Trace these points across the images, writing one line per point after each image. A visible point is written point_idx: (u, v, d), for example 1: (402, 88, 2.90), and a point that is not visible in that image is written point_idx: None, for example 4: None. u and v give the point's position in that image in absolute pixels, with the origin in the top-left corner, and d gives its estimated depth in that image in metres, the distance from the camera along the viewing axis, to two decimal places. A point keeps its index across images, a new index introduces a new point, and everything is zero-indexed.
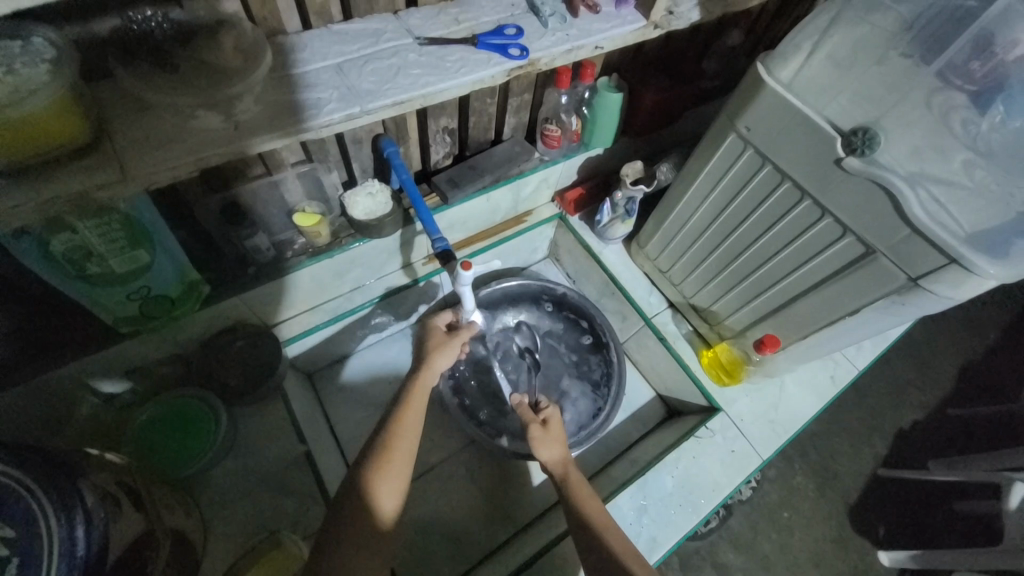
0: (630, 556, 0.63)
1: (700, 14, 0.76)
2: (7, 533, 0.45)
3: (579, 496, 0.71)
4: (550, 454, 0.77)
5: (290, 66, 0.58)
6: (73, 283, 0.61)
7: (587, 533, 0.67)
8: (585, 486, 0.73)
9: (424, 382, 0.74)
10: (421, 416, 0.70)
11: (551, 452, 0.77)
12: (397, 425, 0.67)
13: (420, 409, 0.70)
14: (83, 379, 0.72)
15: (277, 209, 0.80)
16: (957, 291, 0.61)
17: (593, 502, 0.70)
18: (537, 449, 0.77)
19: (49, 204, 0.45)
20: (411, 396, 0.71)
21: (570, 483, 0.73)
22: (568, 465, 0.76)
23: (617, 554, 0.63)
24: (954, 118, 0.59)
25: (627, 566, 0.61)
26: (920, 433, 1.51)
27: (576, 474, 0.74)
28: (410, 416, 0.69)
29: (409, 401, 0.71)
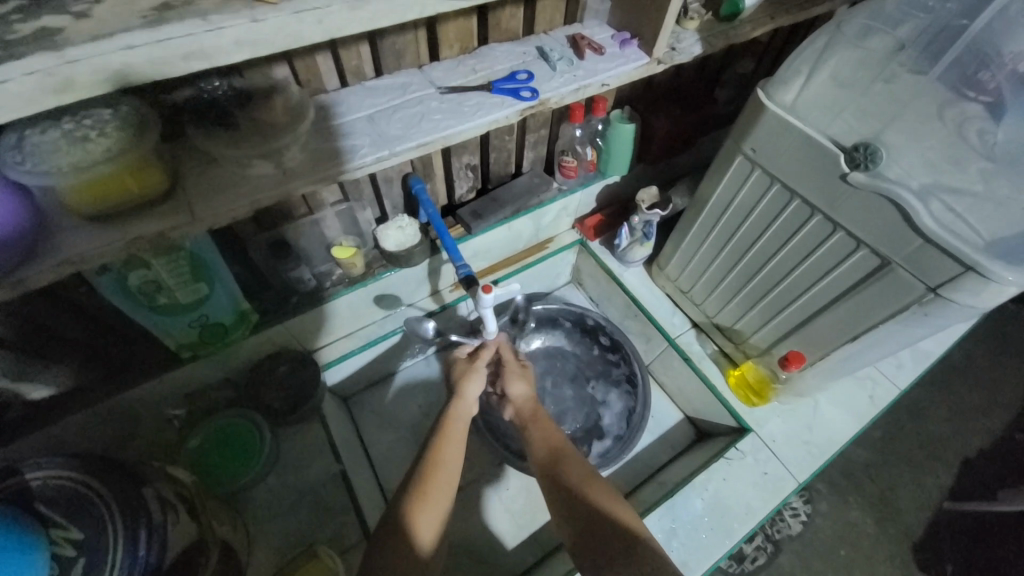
0: (589, 484, 0.66)
1: (702, 48, 0.80)
2: (76, 535, 0.55)
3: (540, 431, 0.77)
4: (519, 392, 0.84)
5: (330, 118, 0.66)
6: (145, 313, 0.69)
7: (550, 456, 0.72)
8: (548, 419, 0.79)
9: (461, 411, 0.78)
10: (461, 447, 0.72)
11: (520, 389, 0.85)
12: (436, 453, 0.69)
13: (459, 433, 0.74)
14: (148, 402, 0.81)
15: (317, 243, 0.88)
16: (979, 298, 0.60)
17: (552, 432, 0.76)
18: (508, 387, 0.85)
19: (133, 243, 0.54)
20: (450, 423, 0.75)
21: (537, 416, 0.81)
22: (535, 402, 0.83)
23: (574, 483, 0.67)
24: (970, 130, 0.60)
25: (586, 492, 0.65)
26: (986, 462, 1.40)
27: (543, 412, 0.81)
28: (453, 444, 0.71)
29: (446, 428, 0.74)
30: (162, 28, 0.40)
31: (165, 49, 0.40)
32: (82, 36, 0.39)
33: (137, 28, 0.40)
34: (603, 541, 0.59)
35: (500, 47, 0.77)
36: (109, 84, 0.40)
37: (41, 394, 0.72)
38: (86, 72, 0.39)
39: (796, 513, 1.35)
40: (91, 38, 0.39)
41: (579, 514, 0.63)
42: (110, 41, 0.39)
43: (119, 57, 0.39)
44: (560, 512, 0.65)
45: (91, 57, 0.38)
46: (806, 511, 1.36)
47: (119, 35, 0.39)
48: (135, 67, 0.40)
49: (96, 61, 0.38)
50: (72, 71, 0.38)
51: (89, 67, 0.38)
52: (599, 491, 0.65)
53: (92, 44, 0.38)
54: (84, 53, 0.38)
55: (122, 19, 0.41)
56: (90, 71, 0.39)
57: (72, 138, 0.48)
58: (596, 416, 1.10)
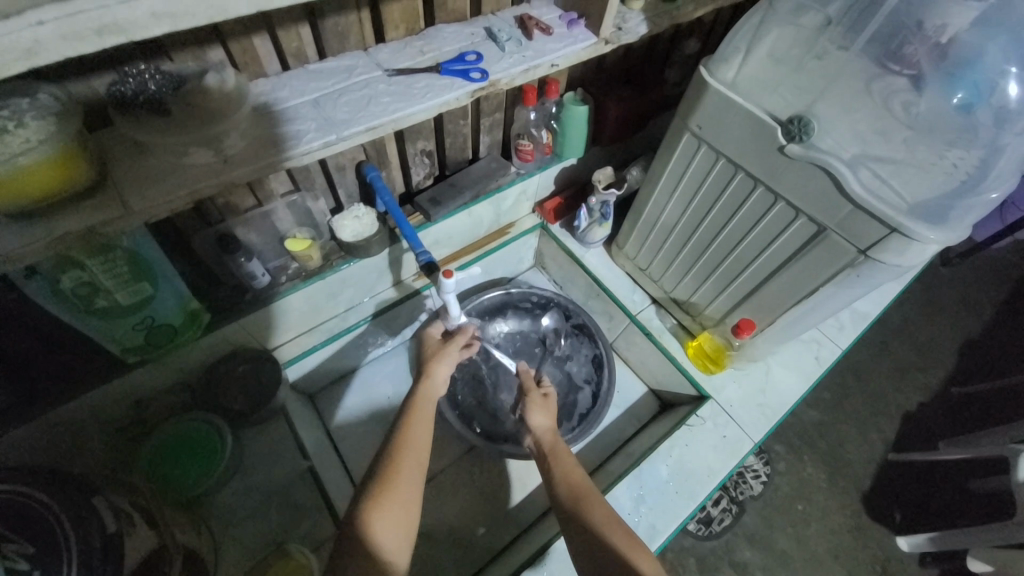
0: (610, 526, 0.65)
1: (647, 28, 0.82)
2: (28, 549, 0.52)
3: (563, 463, 0.77)
4: (541, 421, 0.84)
5: (271, 104, 0.63)
6: (83, 317, 0.65)
7: (572, 493, 0.71)
8: (570, 457, 0.78)
9: (428, 392, 0.78)
10: (429, 425, 0.73)
11: (542, 419, 0.85)
12: (402, 437, 0.69)
13: (426, 415, 0.74)
14: (92, 410, 0.76)
15: (269, 237, 0.85)
16: (903, 257, 0.65)
17: (575, 470, 0.75)
18: (532, 414, 0.85)
19: (60, 240, 0.50)
20: (418, 405, 0.75)
21: (557, 450, 0.80)
22: (555, 434, 0.83)
23: (598, 529, 0.65)
24: (896, 102, 0.63)
25: (607, 537, 0.64)
26: (925, 414, 1.51)
27: (561, 444, 0.81)
28: (419, 424, 0.72)
29: (414, 411, 0.74)
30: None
31: (78, 24, 0.38)
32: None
33: (47, 2, 0.37)
34: None
35: (447, 28, 0.76)
36: (19, 65, 0.38)
37: None
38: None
39: (757, 475, 1.43)
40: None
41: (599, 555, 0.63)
42: (19, 18, 0.36)
43: (28, 33, 0.37)
44: (580, 555, 0.65)
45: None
46: (766, 472, 1.44)
47: (28, 11, 0.36)
48: (46, 45, 0.38)
49: (5, 39, 0.36)
50: None
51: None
52: (620, 535, 0.64)
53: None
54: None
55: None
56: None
57: None
58: (568, 392, 1.13)
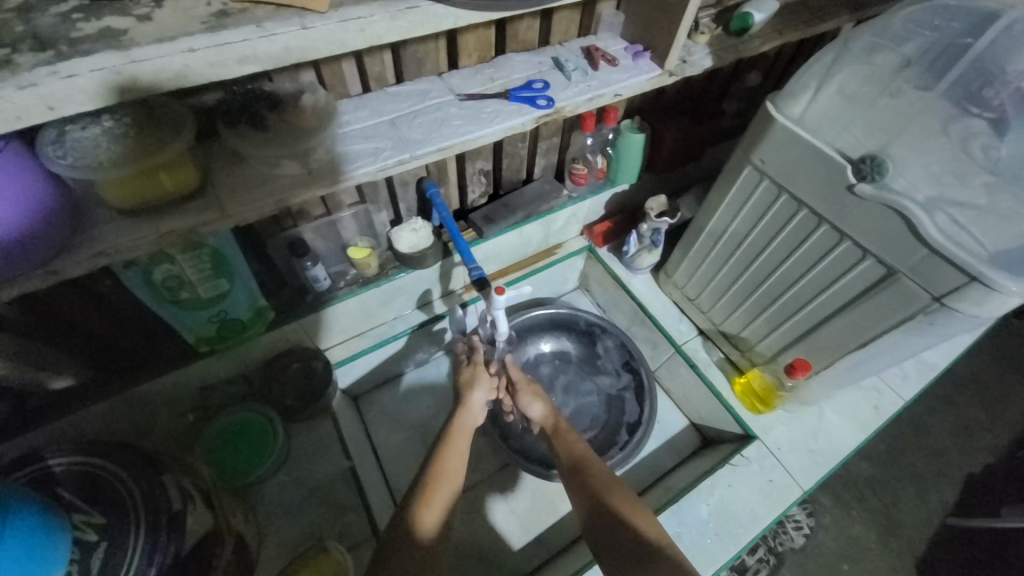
0: (611, 492, 0.67)
1: (712, 61, 0.83)
2: (99, 519, 0.57)
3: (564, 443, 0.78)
4: (539, 409, 0.85)
5: (352, 124, 0.68)
6: (168, 307, 0.72)
7: (575, 467, 0.73)
8: (571, 431, 0.80)
9: (463, 421, 0.80)
10: (464, 453, 0.74)
11: (539, 407, 0.86)
12: (438, 465, 0.71)
13: (462, 443, 0.75)
14: (165, 394, 0.83)
15: (333, 244, 0.90)
16: (983, 307, 0.62)
17: (576, 443, 0.77)
18: (529, 405, 0.86)
19: (164, 237, 0.56)
20: (454, 433, 0.77)
21: (559, 429, 0.82)
22: (556, 415, 0.85)
23: (602, 497, 0.67)
24: (975, 145, 0.61)
25: (610, 505, 0.65)
26: (993, 478, 1.38)
27: (564, 422, 0.83)
28: (457, 453, 0.73)
29: (450, 439, 0.75)
30: (221, 32, 0.43)
31: (223, 53, 0.44)
32: (147, 37, 0.42)
33: (197, 32, 0.43)
34: (626, 562, 0.59)
35: (517, 57, 0.79)
36: (168, 83, 0.43)
37: (61, 383, 0.74)
38: (149, 70, 0.42)
39: (799, 526, 1.34)
40: (155, 39, 0.42)
41: (603, 522, 0.64)
42: (173, 44, 0.42)
43: (180, 58, 0.42)
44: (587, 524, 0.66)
45: (154, 58, 0.42)
46: (809, 525, 1.34)
47: (182, 39, 0.42)
48: (193, 69, 0.43)
49: (160, 61, 0.42)
50: (138, 70, 0.41)
51: (152, 66, 0.42)
52: (622, 501, 0.66)
53: (155, 45, 0.41)
54: (147, 54, 0.41)
55: (183, 22, 0.44)
56: (152, 70, 0.42)
57: (111, 134, 0.51)
58: (611, 406, 1.13)
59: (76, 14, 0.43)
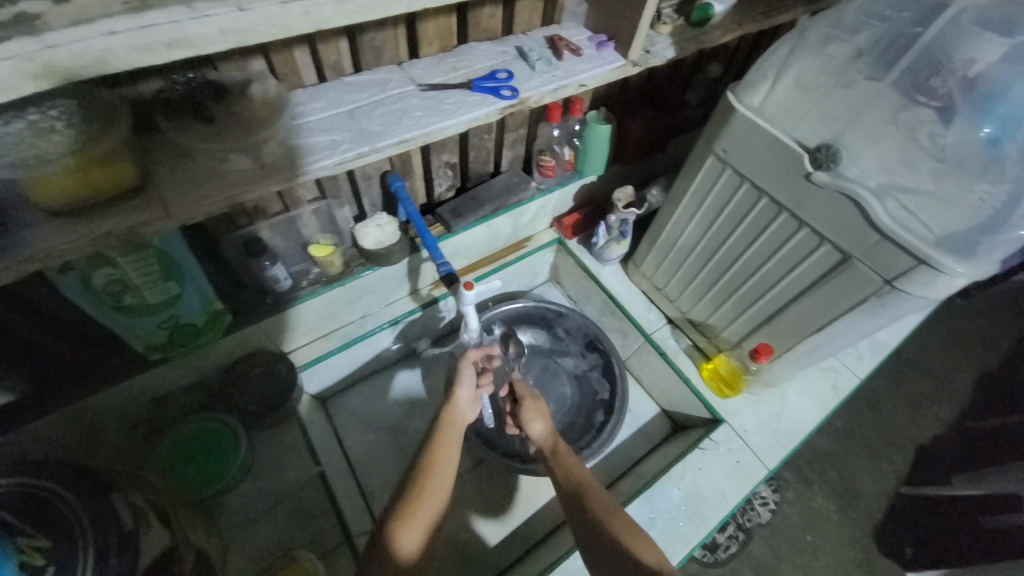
0: (613, 520, 0.65)
1: (675, 52, 0.83)
2: (44, 543, 0.52)
3: (564, 463, 0.76)
4: (539, 427, 0.83)
5: (306, 115, 0.65)
6: (112, 313, 0.67)
7: (576, 490, 0.71)
8: (569, 453, 0.78)
9: (453, 418, 0.76)
10: (454, 453, 0.72)
11: (540, 425, 0.83)
12: (428, 463, 0.68)
13: (453, 440, 0.73)
14: (113, 407, 0.78)
15: (293, 242, 0.87)
16: (930, 288, 0.65)
17: (578, 467, 0.75)
18: (530, 423, 0.83)
19: (100, 239, 0.51)
20: (444, 430, 0.74)
21: (558, 452, 0.79)
22: (556, 437, 0.82)
23: (602, 524, 0.65)
24: (922, 133, 0.64)
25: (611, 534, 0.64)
26: (940, 448, 1.47)
27: (564, 445, 0.80)
28: (448, 449, 0.71)
29: (440, 437, 0.73)
30: (146, 14, 0.39)
31: (149, 36, 0.40)
32: (64, 20, 0.38)
33: (119, 13, 0.39)
34: None
35: (479, 46, 0.78)
36: (89, 71, 0.39)
37: None
38: (67, 57, 0.38)
39: (765, 502, 1.39)
40: (72, 23, 0.38)
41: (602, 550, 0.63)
42: (92, 27, 0.38)
43: (100, 42, 0.39)
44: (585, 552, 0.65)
45: (71, 43, 0.38)
46: (774, 500, 1.40)
47: (102, 21, 0.38)
48: (115, 54, 0.40)
49: (77, 46, 0.38)
50: (53, 56, 0.37)
51: (68, 52, 0.38)
52: (624, 532, 0.64)
53: (71, 29, 0.38)
54: (63, 38, 0.37)
55: (105, 4, 0.40)
56: (69, 56, 0.38)
57: (36, 128, 0.46)
58: (585, 386, 1.16)
59: None
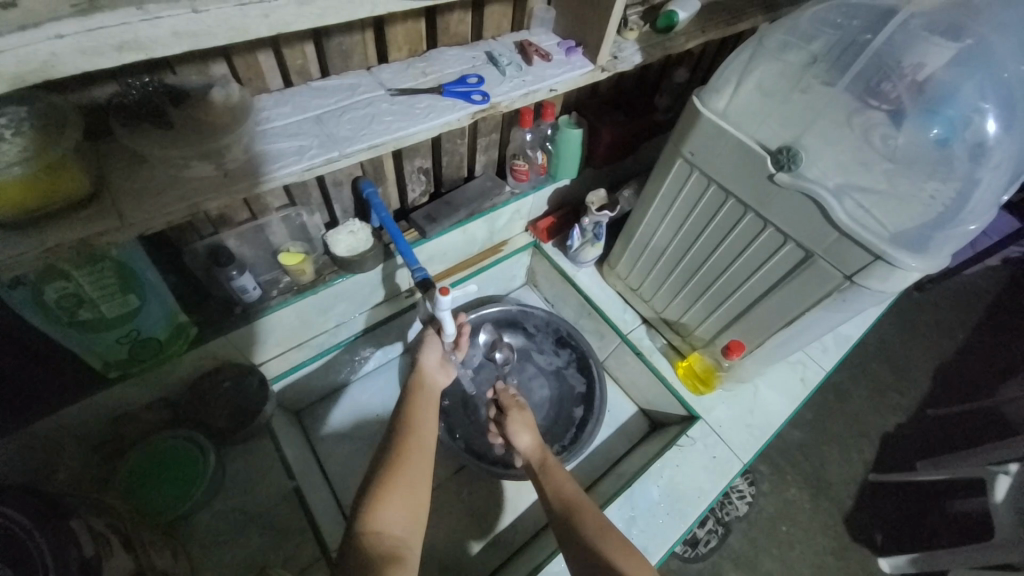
0: (605, 532, 0.64)
1: (642, 57, 0.85)
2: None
3: (552, 474, 0.76)
4: (527, 440, 0.83)
5: (272, 120, 0.64)
6: (66, 329, 0.63)
7: (566, 502, 0.70)
8: (559, 469, 0.77)
9: (427, 380, 0.79)
10: (431, 410, 0.74)
11: (528, 437, 0.83)
12: (408, 419, 0.70)
13: (428, 401, 0.75)
14: (70, 429, 0.74)
15: (262, 250, 0.84)
16: (887, 283, 0.68)
17: (566, 477, 0.75)
18: (517, 434, 0.84)
19: (51, 251, 0.49)
20: (417, 392, 0.76)
21: (546, 464, 0.79)
22: (544, 449, 0.82)
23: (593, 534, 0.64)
24: (875, 135, 0.66)
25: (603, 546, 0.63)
26: (903, 435, 1.54)
27: (552, 457, 0.80)
28: (424, 409, 0.73)
29: (416, 396, 0.75)
30: (94, 16, 0.38)
31: (100, 39, 0.38)
32: (8, 23, 0.36)
33: (67, 16, 0.37)
34: None
35: (449, 51, 0.77)
36: (36, 76, 0.38)
37: None
38: (13, 62, 0.36)
39: (742, 496, 1.42)
40: (17, 26, 0.36)
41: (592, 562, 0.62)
42: (38, 30, 0.36)
43: (46, 46, 0.37)
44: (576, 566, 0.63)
45: (16, 48, 0.36)
46: (750, 493, 1.43)
47: (48, 24, 0.37)
48: (64, 58, 0.38)
49: (23, 50, 0.36)
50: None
51: (14, 57, 0.36)
52: (615, 542, 0.63)
53: (17, 32, 0.36)
54: (7, 43, 0.35)
55: (51, 6, 0.38)
56: (14, 61, 0.36)
57: None
58: (562, 382, 1.16)
59: None
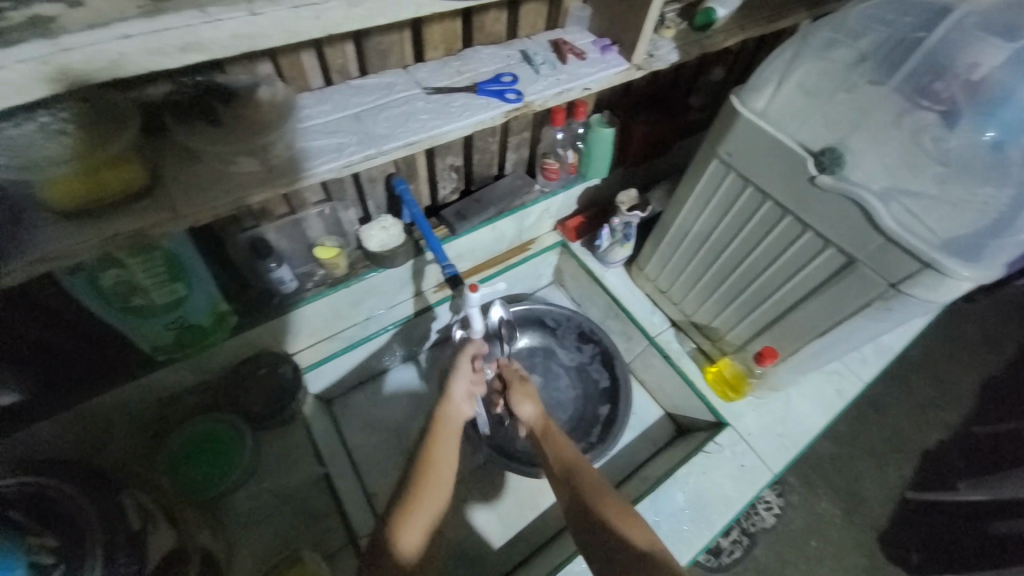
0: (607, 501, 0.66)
1: (678, 56, 0.83)
2: (53, 542, 0.54)
3: (554, 444, 0.77)
4: (529, 409, 0.84)
5: (313, 118, 0.66)
6: (120, 315, 0.67)
7: (567, 471, 0.72)
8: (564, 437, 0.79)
9: (451, 411, 0.80)
10: (452, 446, 0.75)
11: (529, 407, 0.84)
12: (428, 457, 0.72)
13: (448, 436, 0.75)
14: (120, 408, 0.79)
15: (299, 244, 0.87)
16: (935, 293, 0.65)
17: (568, 446, 0.77)
18: (519, 405, 0.84)
19: (110, 240, 0.52)
20: (440, 426, 0.77)
21: (549, 432, 0.80)
22: (546, 416, 0.83)
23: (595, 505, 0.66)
24: (925, 138, 0.64)
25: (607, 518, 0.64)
26: (944, 452, 1.47)
27: (554, 425, 0.82)
28: (444, 447, 0.74)
29: (437, 430, 0.76)
30: (160, 18, 0.40)
31: (163, 40, 0.41)
32: (80, 25, 0.39)
33: (134, 18, 0.40)
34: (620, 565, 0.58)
35: (484, 50, 0.78)
36: (104, 74, 0.40)
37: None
38: (84, 61, 0.39)
39: (769, 507, 1.39)
40: (88, 27, 0.38)
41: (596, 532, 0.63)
42: (107, 30, 0.39)
43: (115, 46, 0.39)
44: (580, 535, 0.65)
45: (87, 46, 0.38)
46: (779, 505, 1.39)
47: (117, 25, 0.39)
48: (130, 58, 0.40)
49: (92, 49, 0.38)
50: (68, 60, 0.38)
51: (83, 56, 0.38)
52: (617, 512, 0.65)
53: (88, 32, 0.38)
54: (79, 42, 0.38)
55: (119, 9, 0.40)
56: (84, 60, 0.39)
57: (49, 131, 0.47)
58: (586, 378, 1.16)
59: None
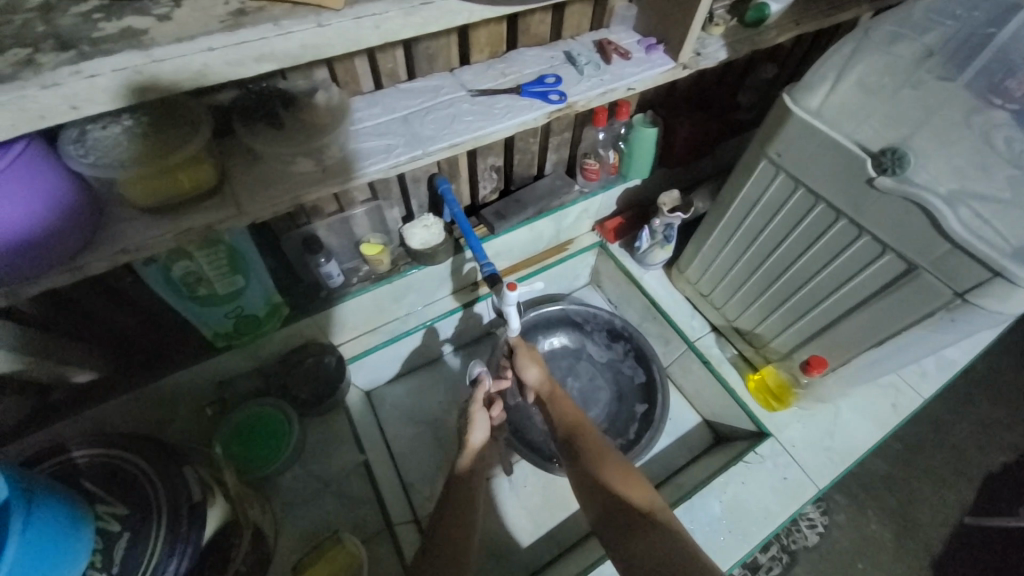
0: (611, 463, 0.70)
1: (727, 54, 0.81)
2: (122, 509, 0.59)
3: (559, 406, 0.83)
4: (533, 374, 0.87)
5: (363, 121, 0.69)
6: (187, 303, 0.73)
7: (572, 433, 0.77)
8: (567, 399, 0.84)
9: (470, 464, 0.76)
10: (472, 508, 0.72)
11: (534, 371, 0.87)
12: (450, 527, 0.69)
13: (471, 496, 0.73)
14: (183, 389, 0.85)
15: (346, 240, 0.91)
16: (1007, 304, 0.60)
17: (573, 409, 0.82)
18: (523, 370, 0.88)
19: (183, 234, 0.57)
20: (461, 483, 0.74)
21: (554, 395, 0.85)
22: (550, 379, 0.88)
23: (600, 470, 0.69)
24: (998, 137, 0.59)
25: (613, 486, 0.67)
26: (1010, 476, 1.36)
27: (559, 387, 0.86)
28: (465, 513, 0.70)
29: (457, 490, 0.73)
30: (240, 31, 0.44)
31: (241, 52, 0.44)
32: (168, 38, 0.42)
33: (216, 31, 0.43)
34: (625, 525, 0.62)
35: (528, 52, 0.79)
36: (188, 83, 0.44)
37: (81, 378, 0.75)
38: (171, 71, 0.43)
39: (813, 525, 1.32)
40: (176, 39, 0.42)
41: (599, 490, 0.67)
42: (193, 43, 0.42)
43: (199, 58, 0.43)
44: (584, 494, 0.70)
45: (175, 57, 0.42)
46: (823, 523, 1.32)
47: (201, 38, 0.43)
48: (211, 68, 0.44)
49: (179, 60, 0.42)
50: (158, 69, 0.42)
51: (172, 66, 0.42)
52: (621, 474, 0.68)
53: (175, 45, 0.42)
54: (167, 54, 0.42)
55: (203, 22, 0.44)
56: (172, 70, 0.43)
57: (130, 133, 0.52)
58: (619, 376, 1.15)
59: (97, 14, 0.44)
